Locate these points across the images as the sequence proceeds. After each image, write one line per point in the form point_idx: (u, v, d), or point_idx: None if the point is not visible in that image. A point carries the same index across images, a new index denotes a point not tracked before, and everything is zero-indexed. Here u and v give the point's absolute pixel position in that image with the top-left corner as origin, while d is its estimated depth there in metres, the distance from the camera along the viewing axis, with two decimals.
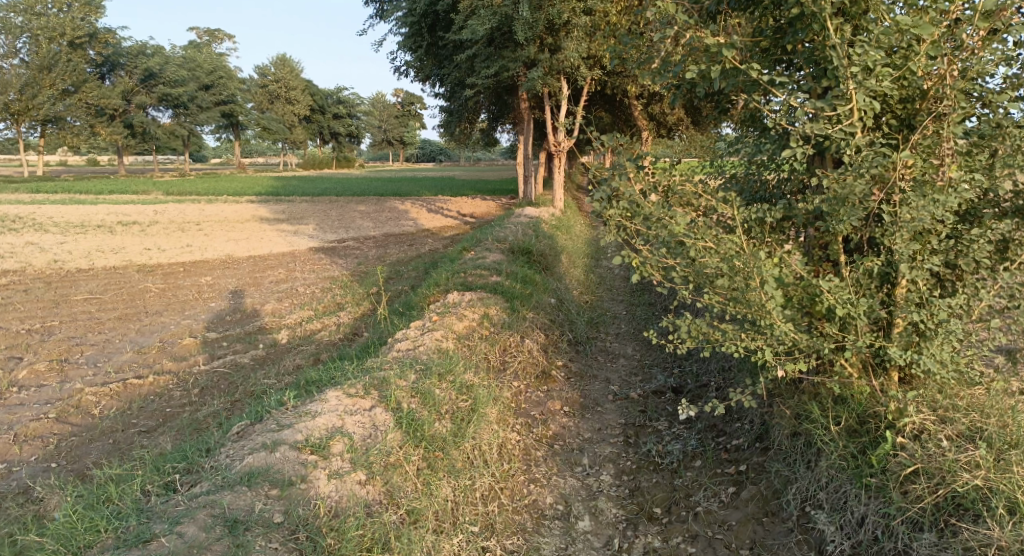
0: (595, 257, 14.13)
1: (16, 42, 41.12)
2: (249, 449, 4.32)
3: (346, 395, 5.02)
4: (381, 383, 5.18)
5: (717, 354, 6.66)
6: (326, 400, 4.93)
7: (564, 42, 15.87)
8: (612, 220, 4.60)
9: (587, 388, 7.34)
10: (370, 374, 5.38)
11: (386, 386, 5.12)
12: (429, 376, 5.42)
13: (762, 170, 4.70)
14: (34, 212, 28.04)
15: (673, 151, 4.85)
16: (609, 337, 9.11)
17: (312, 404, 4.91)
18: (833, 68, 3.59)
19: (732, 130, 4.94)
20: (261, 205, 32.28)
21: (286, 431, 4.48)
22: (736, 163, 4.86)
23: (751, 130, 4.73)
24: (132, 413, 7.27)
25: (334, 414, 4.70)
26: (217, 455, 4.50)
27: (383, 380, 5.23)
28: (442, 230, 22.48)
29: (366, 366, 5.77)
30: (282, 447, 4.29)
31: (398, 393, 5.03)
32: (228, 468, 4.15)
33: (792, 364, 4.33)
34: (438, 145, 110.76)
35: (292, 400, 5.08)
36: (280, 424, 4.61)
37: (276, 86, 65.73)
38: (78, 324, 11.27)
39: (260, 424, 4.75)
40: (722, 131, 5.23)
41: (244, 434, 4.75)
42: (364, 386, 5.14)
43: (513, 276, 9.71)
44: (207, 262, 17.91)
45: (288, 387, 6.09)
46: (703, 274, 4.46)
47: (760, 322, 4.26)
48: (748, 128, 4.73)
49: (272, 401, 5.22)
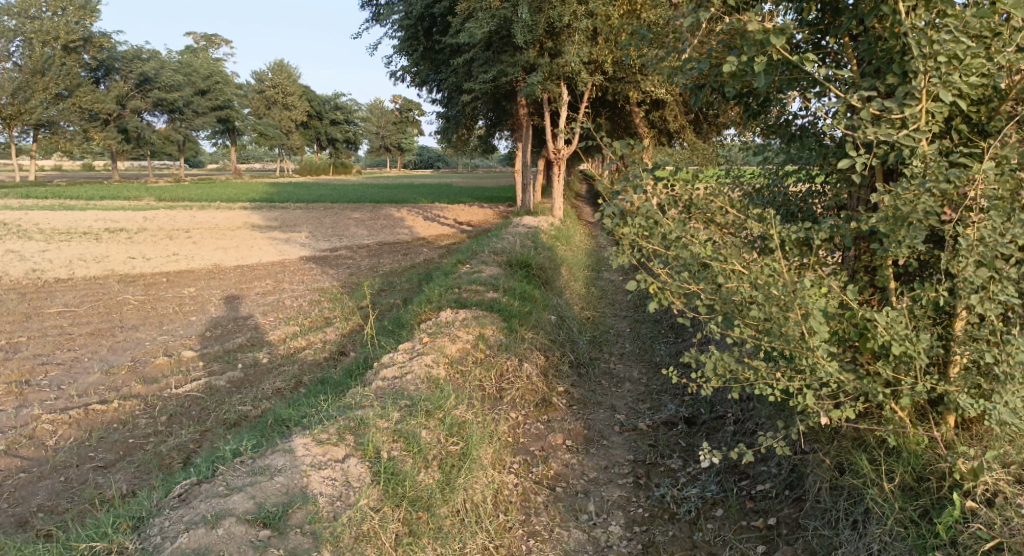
0: (596, 268, 13.49)
1: (9, 45, 40.34)
2: (186, 523, 3.64)
3: (316, 442, 4.37)
4: (359, 426, 4.55)
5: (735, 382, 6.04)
6: (289, 450, 4.26)
7: (564, 47, 15.29)
8: (626, 238, 3.97)
9: (591, 418, 6.68)
10: (345, 414, 4.73)
11: (363, 430, 4.49)
12: (415, 414, 4.78)
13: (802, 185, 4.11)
14: (21, 218, 27.40)
15: (675, 158, 4.32)
16: (612, 357, 8.47)
17: (268, 458, 4.22)
18: (910, 58, 3.01)
19: (756, 138, 4.42)
20: (253, 212, 31.64)
21: (235, 497, 3.81)
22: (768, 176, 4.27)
23: (777, 137, 4.25)
24: (91, 445, 6.62)
25: (297, 471, 4.05)
26: (149, 527, 3.83)
27: (361, 422, 4.59)
28: (438, 239, 21.86)
29: (341, 401, 5.10)
30: (226, 520, 3.62)
31: (377, 440, 4.41)
32: (155, 552, 3.49)
33: (836, 410, 3.68)
34: (436, 151, 110.25)
35: (252, 450, 4.43)
36: (229, 488, 3.92)
37: (273, 91, 65.11)
38: (47, 341, 10.62)
39: (208, 484, 4.07)
40: (744, 139, 4.64)
41: (188, 496, 4.06)
42: (337, 431, 4.49)
43: (511, 292, 9.07)
44: (192, 272, 17.27)
45: (256, 425, 5.46)
46: (730, 302, 3.82)
47: (798, 360, 3.62)
48: (776, 135, 4.23)
49: (228, 449, 4.57)
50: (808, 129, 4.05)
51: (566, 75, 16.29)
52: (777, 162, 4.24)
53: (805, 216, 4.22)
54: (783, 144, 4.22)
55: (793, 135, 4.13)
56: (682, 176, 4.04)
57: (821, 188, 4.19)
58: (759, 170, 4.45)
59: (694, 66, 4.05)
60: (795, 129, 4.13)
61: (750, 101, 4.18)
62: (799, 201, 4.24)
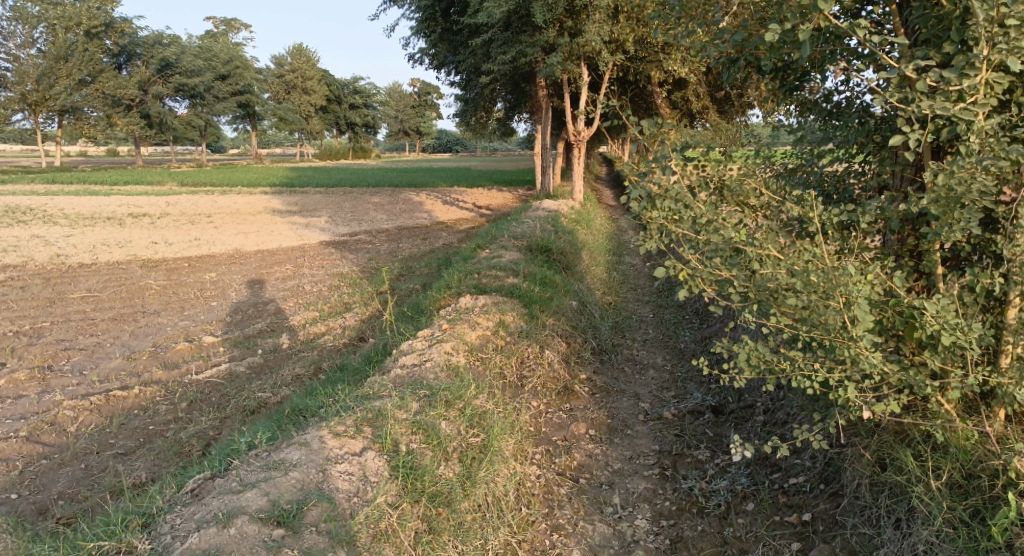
0: (617, 253, 13.27)
1: (33, 31, 40.64)
2: (198, 521, 3.56)
3: (333, 434, 4.27)
4: (376, 417, 4.44)
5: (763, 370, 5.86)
6: (304, 444, 4.15)
7: (584, 26, 15.01)
8: (654, 223, 3.78)
9: (614, 406, 6.52)
10: (362, 406, 4.61)
11: (381, 422, 4.38)
12: (434, 405, 4.66)
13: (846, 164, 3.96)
14: (46, 203, 27.66)
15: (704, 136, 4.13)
16: (635, 344, 8.29)
17: (282, 453, 4.10)
18: (974, 26, 2.82)
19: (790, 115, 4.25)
20: (274, 196, 31.68)
21: (248, 494, 3.71)
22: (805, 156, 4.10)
23: (811, 114, 4.09)
24: (111, 432, 6.59)
25: (312, 466, 3.94)
26: (162, 523, 3.75)
27: (379, 413, 4.47)
28: (457, 223, 21.71)
29: (358, 392, 4.98)
30: (239, 518, 3.53)
31: (396, 432, 4.29)
32: (167, 552, 3.40)
33: (879, 402, 3.51)
34: (455, 135, 109.82)
35: (267, 444, 4.33)
36: (242, 486, 3.79)
37: (293, 76, 65.08)
38: (69, 326, 10.65)
39: (222, 480, 3.98)
40: (776, 119, 4.46)
41: (201, 491, 3.95)
42: (355, 424, 4.37)
43: (531, 278, 8.90)
44: (213, 257, 17.29)
45: (273, 416, 5.36)
46: (765, 289, 3.64)
47: (839, 350, 3.44)
48: (811, 112, 4.06)
49: (244, 443, 4.48)
50: (845, 107, 3.89)
51: (587, 55, 16.00)
52: (814, 141, 4.05)
53: (843, 198, 4.05)
54: (819, 122, 4.05)
55: (830, 113, 3.96)
56: (713, 157, 3.85)
57: (860, 167, 4.02)
58: (794, 150, 4.28)
59: (728, 39, 3.86)
60: (833, 106, 3.96)
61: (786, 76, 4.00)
62: (837, 183, 4.07)
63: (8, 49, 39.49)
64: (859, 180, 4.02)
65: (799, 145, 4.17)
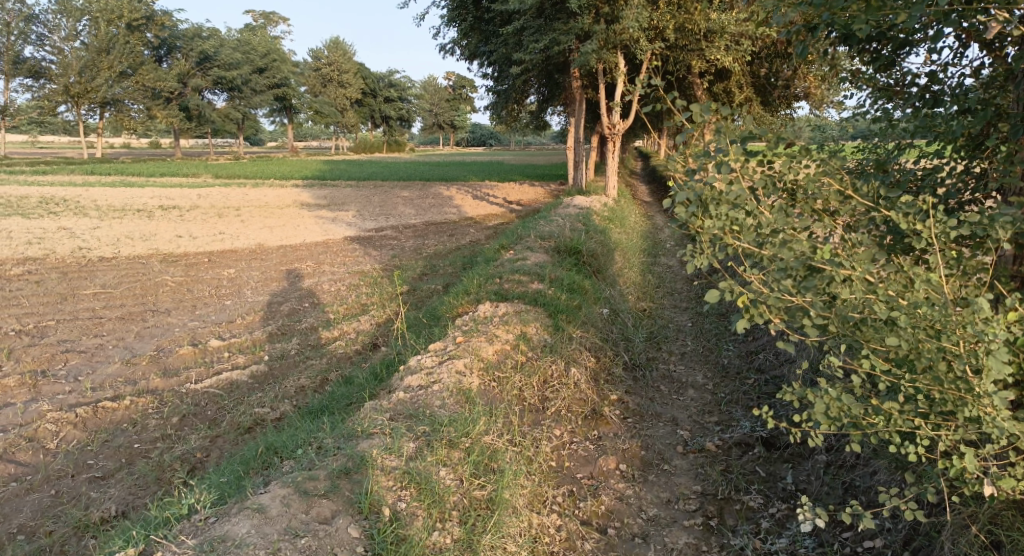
0: (652, 253, 12.41)
1: (76, 24, 40.75)
2: None
3: (300, 494, 3.67)
4: (359, 466, 3.87)
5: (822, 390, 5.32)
6: (258, 511, 3.53)
7: (621, 12, 14.11)
8: (706, 233, 3.03)
9: (650, 434, 5.72)
10: (343, 452, 4.02)
11: (363, 473, 3.82)
12: (433, 449, 4.09)
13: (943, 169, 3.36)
14: (80, 194, 27.58)
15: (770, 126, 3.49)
16: (672, 358, 7.46)
17: (228, 523, 3.48)
18: None
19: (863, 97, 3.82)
20: (305, 189, 31.29)
21: None
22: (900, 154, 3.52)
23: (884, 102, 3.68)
24: (92, 451, 6.00)
25: (265, 545, 3.33)
26: None
27: (360, 462, 3.91)
28: (487, 219, 21.03)
29: (345, 430, 4.36)
30: None
31: (379, 489, 3.73)
32: None
33: (1002, 472, 2.75)
34: (489, 129, 109.04)
35: (224, 506, 3.71)
36: None
37: (329, 69, 64.87)
38: (75, 325, 10.17)
39: None
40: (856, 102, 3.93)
41: None
42: (328, 478, 3.79)
43: (558, 283, 8.10)
44: (235, 252, 16.82)
45: (254, 454, 4.71)
46: (851, 320, 2.89)
47: (952, 405, 2.70)
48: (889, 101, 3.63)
49: (200, 499, 3.84)
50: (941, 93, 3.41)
51: (624, 44, 15.10)
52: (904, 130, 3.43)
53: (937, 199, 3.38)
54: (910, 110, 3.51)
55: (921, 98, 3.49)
56: (783, 150, 3.10)
57: (960, 165, 3.41)
58: (873, 143, 3.70)
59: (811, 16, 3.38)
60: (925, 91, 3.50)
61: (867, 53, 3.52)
62: (932, 184, 3.44)
63: (52, 42, 39.71)
64: (958, 180, 3.41)
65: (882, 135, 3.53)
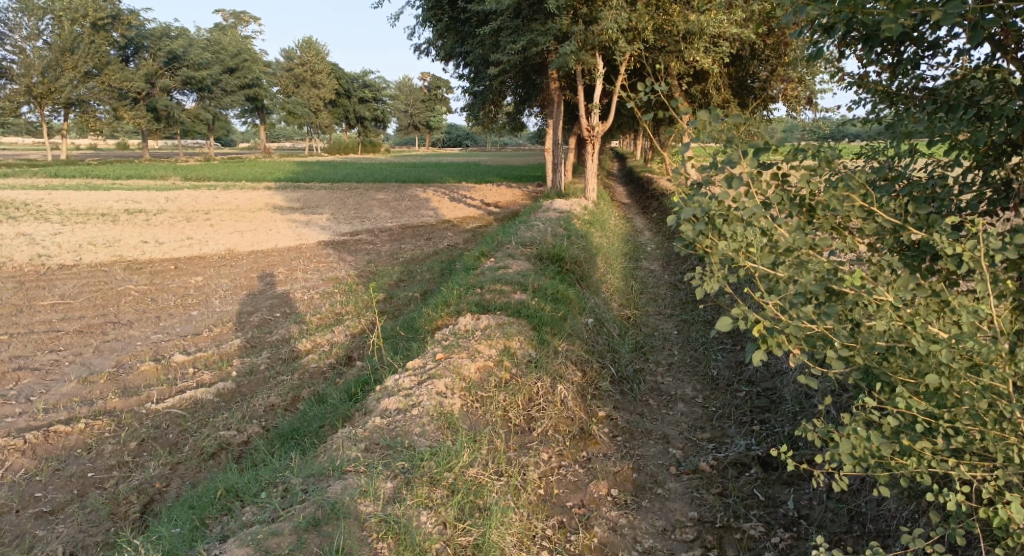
0: (634, 257, 12.13)
1: (39, 23, 39.57)
2: None
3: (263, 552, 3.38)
4: (330, 516, 3.61)
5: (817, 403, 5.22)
6: None
7: (600, 13, 13.84)
8: (717, 254, 2.80)
9: (640, 455, 5.38)
10: (312, 500, 3.75)
11: (335, 524, 3.56)
12: (412, 493, 3.83)
13: (957, 182, 3.25)
14: (44, 198, 26.69)
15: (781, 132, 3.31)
16: (660, 369, 7.12)
17: None
18: None
19: (873, 103, 3.72)
20: (278, 192, 30.63)
21: None
22: (914, 161, 3.40)
23: (882, 103, 3.72)
24: (41, 482, 5.55)
25: None
26: None
27: (332, 509, 3.65)
28: (464, 222, 20.71)
29: (312, 470, 4.07)
30: None
31: (352, 545, 3.45)
32: None
33: None
34: (464, 130, 108.41)
35: None
36: None
37: (302, 69, 63.97)
38: (30, 340, 9.63)
39: None
40: (867, 111, 3.80)
41: None
42: (294, 532, 3.51)
43: (541, 293, 7.77)
44: (204, 259, 16.26)
45: (214, 495, 4.32)
46: (879, 352, 2.67)
47: (994, 447, 2.49)
48: (893, 105, 3.65)
49: None
50: (953, 96, 3.31)
51: (602, 45, 14.83)
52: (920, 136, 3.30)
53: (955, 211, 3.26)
54: (924, 114, 3.40)
55: (933, 102, 3.40)
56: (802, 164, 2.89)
57: (974, 176, 3.31)
58: (884, 150, 3.59)
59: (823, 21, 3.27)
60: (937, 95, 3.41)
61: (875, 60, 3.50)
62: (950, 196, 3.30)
63: (14, 41, 38.55)
64: (972, 192, 3.30)
65: (896, 145, 3.38)
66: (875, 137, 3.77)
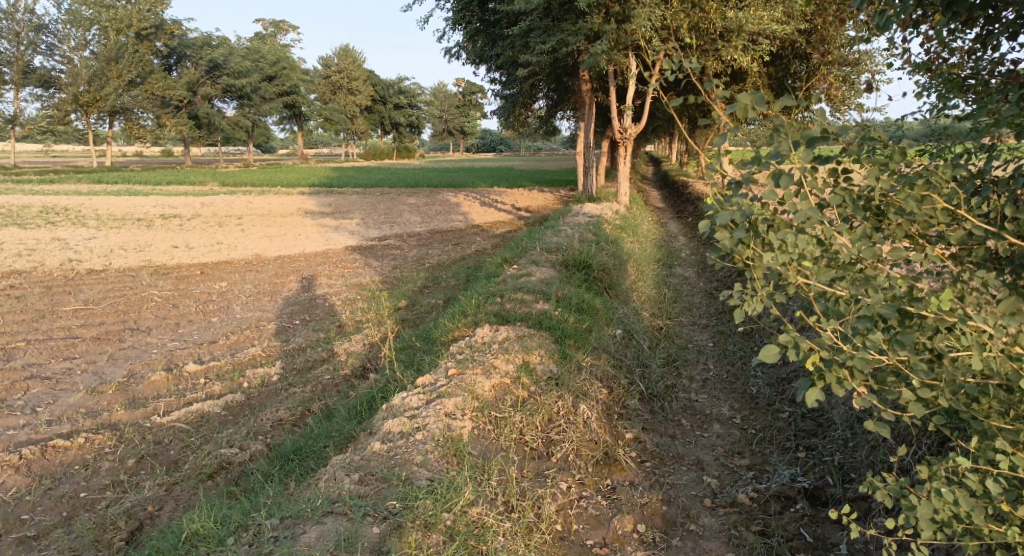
0: (667, 263, 11.59)
1: (86, 33, 40.24)
2: None
3: None
4: None
5: (870, 433, 4.67)
6: None
7: (633, 11, 13.31)
8: (762, 267, 2.43)
9: (670, 483, 4.86)
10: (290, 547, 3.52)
11: None
12: (398, 543, 3.53)
13: None
14: (83, 203, 26.96)
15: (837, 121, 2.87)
16: (694, 384, 6.56)
17: None
18: None
19: (945, 91, 3.26)
20: (310, 197, 30.56)
21: None
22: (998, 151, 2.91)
23: (951, 94, 3.27)
24: (30, 502, 5.24)
25: None
26: None
27: None
28: (495, 227, 20.30)
29: (297, 509, 3.85)
30: None
31: None
32: None
33: None
34: (499, 135, 108.31)
35: None
36: None
37: (339, 76, 64.39)
38: (46, 347, 9.44)
39: None
40: (941, 106, 3.33)
41: None
42: None
43: (566, 302, 7.29)
44: (231, 264, 16.10)
45: (193, 529, 3.95)
46: (968, 394, 2.37)
47: None
48: (964, 93, 3.20)
49: None
50: None
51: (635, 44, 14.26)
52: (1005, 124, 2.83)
53: None
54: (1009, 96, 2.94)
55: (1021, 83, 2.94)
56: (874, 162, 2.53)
57: None
58: (958, 144, 3.12)
59: None
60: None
61: (958, 29, 3.02)
62: None
63: (62, 51, 39.29)
64: None
65: (978, 133, 2.90)
66: (944, 133, 3.30)
